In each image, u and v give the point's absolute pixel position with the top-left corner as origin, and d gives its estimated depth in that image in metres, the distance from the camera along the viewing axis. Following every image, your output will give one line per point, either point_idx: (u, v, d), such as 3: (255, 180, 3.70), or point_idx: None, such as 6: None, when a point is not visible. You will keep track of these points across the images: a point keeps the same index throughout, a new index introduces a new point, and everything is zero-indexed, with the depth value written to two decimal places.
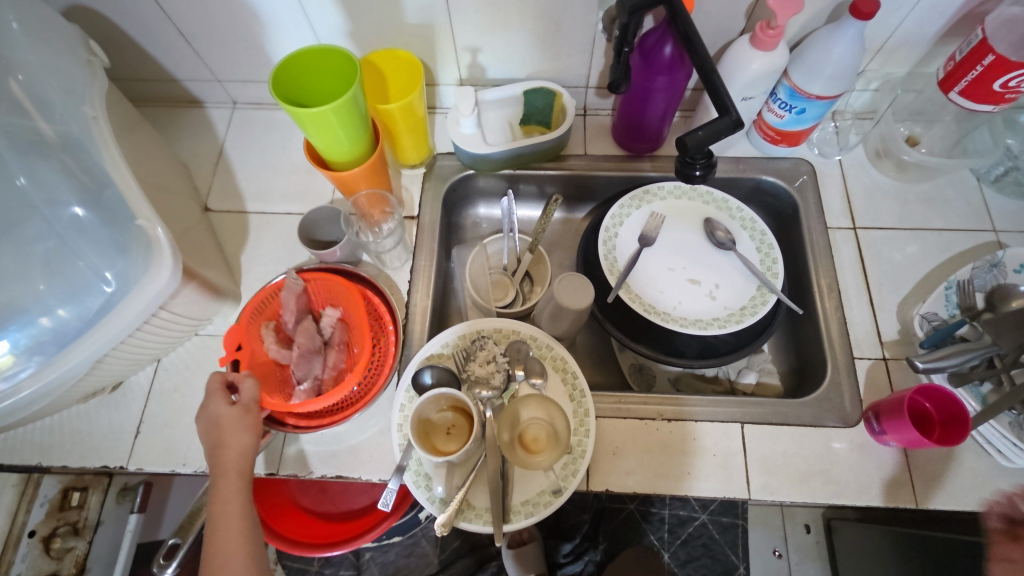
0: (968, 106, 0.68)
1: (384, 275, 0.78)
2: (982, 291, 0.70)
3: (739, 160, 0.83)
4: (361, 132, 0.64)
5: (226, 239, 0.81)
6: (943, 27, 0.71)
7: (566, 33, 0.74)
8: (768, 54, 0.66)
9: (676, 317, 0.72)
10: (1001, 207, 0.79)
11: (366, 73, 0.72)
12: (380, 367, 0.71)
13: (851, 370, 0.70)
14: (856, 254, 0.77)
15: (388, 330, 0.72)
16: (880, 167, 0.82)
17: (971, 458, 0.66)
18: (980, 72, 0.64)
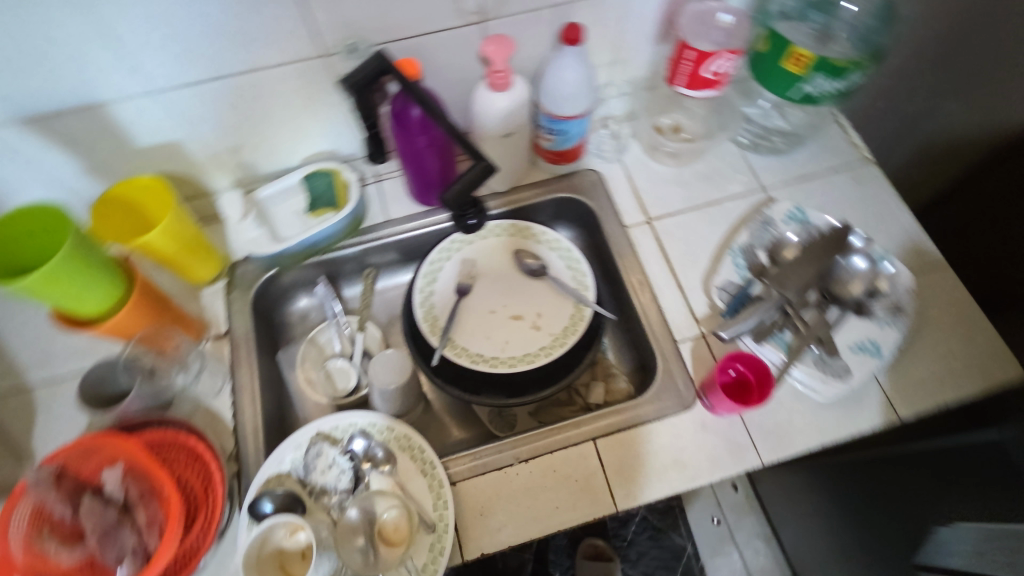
0: (696, 94, 0.75)
1: (202, 408, 0.72)
2: (763, 248, 0.79)
3: (536, 183, 0.86)
4: (107, 277, 0.60)
5: (9, 424, 0.71)
6: (656, 30, 0.78)
7: (325, 114, 0.75)
8: (506, 93, 0.70)
9: (507, 358, 0.73)
10: (764, 166, 0.88)
11: (113, 210, 0.68)
12: (212, 504, 0.63)
13: (678, 355, 0.74)
14: (657, 244, 0.82)
15: (208, 464, 0.64)
16: (657, 158, 0.89)
17: (795, 402, 0.71)
18: (689, 65, 0.71)
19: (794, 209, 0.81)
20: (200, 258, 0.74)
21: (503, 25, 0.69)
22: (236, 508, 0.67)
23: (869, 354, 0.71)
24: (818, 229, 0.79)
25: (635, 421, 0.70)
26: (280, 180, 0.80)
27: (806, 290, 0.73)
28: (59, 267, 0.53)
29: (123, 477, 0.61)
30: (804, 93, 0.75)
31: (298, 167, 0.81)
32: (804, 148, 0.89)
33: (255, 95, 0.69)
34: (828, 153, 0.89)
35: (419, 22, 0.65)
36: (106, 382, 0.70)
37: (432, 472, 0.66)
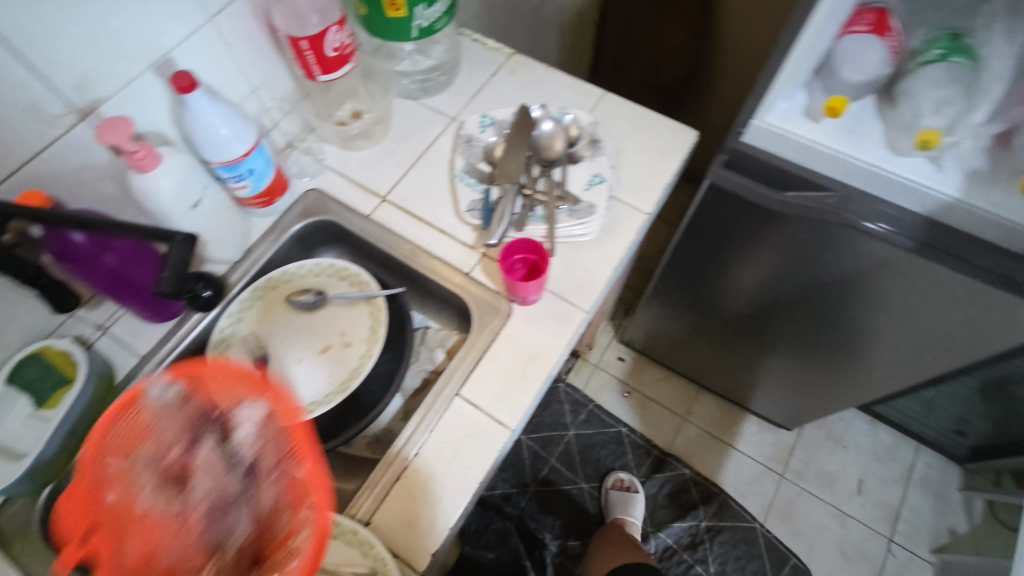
0: (339, 75, 0.79)
1: None
2: (481, 161, 0.87)
3: (268, 233, 0.85)
4: None
5: None
6: (271, 45, 0.81)
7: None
8: (161, 167, 0.66)
9: (340, 385, 0.71)
10: (441, 102, 0.97)
11: None
12: None
13: (475, 282, 0.80)
14: (402, 212, 0.87)
15: None
16: (357, 146, 0.93)
17: (577, 252, 0.81)
18: (312, 54, 0.74)
19: (483, 117, 0.90)
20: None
21: (112, 106, 0.65)
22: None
23: (599, 184, 0.84)
24: (507, 123, 0.89)
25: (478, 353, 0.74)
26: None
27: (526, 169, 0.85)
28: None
29: None
30: (420, 28, 0.83)
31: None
32: (459, 73, 1.00)
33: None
34: (476, 65, 1.01)
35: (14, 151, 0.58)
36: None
37: (342, 529, 0.62)
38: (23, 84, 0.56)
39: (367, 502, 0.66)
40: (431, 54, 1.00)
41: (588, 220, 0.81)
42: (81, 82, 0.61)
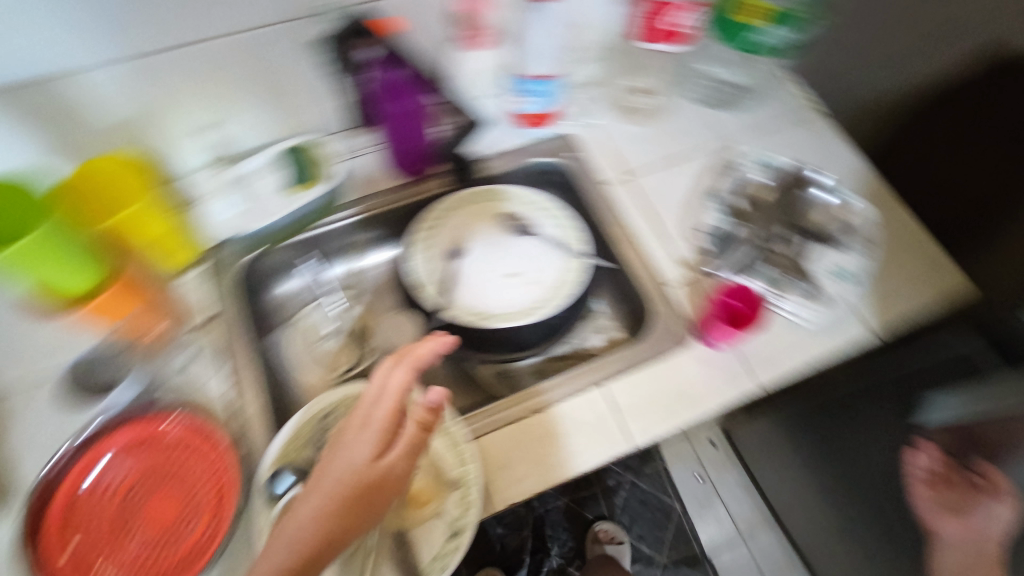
0: (655, 48, 0.87)
1: (193, 398, 0.67)
2: (724, 203, 0.82)
3: (506, 150, 0.84)
4: (89, 259, 0.60)
5: None
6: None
7: (290, 87, 0.74)
8: (478, 53, 0.82)
9: (505, 316, 0.73)
10: (731, 123, 0.88)
11: (70, 195, 0.62)
12: (216, 492, 0.60)
13: (665, 297, 0.75)
14: (636, 202, 0.81)
15: (210, 453, 0.62)
16: (633, 121, 0.87)
17: (785, 331, 0.73)
18: (654, 17, 0.82)
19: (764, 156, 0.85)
20: (178, 229, 0.69)
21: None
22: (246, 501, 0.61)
23: (844, 281, 0.76)
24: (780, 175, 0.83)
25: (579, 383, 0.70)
26: (245, 163, 0.76)
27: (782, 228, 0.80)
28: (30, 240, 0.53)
29: (131, 472, 0.61)
30: (770, 44, 0.85)
31: (275, 143, 0.78)
32: (762, 104, 0.90)
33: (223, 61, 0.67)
34: (789, 107, 0.90)
35: None
36: (88, 376, 0.66)
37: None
38: None
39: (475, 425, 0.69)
40: (744, 72, 0.92)
41: (806, 306, 0.73)
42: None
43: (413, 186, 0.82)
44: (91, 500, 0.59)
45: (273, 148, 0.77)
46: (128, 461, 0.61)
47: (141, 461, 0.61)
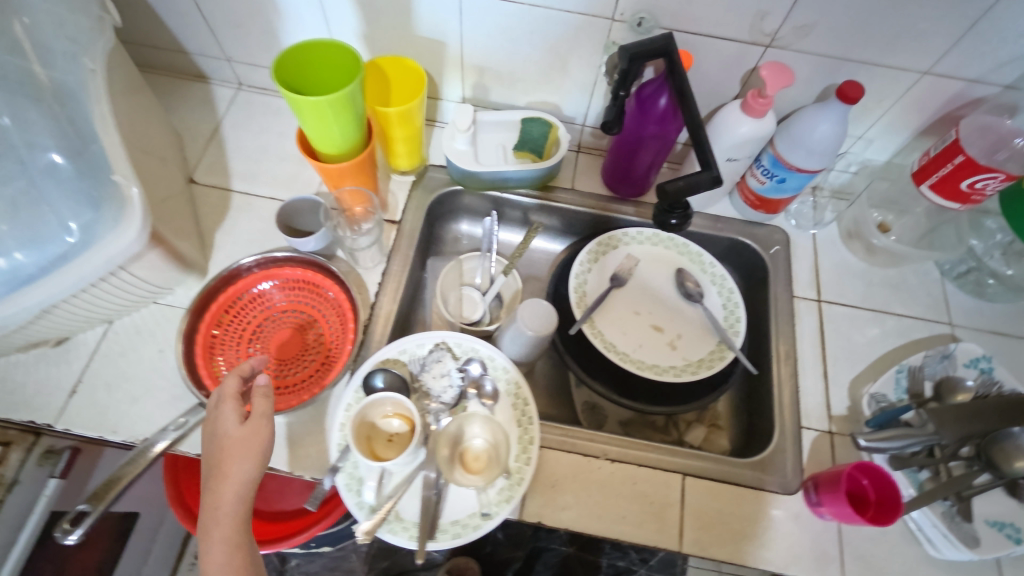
0: (937, 201, 0.70)
1: (354, 274, 0.76)
2: (932, 380, 0.72)
3: (720, 218, 0.85)
4: (356, 131, 0.65)
5: (204, 214, 0.80)
6: (923, 124, 0.73)
7: (570, 68, 0.76)
8: (756, 121, 0.68)
9: (635, 359, 0.71)
10: (961, 302, 0.81)
11: (370, 75, 0.73)
12: (334, 362, 0.70)
13: (797, 438, 0.70)
14: (818, 327, 0.78)
15: (347, 328, 0.71)
16: (851, 247, 0.84)
17: (902, 542, 0.66)
18: (950, 169, 0.66)
19: (979, 357, 0.73)
20: (421, 138, 0.78)
21: (873, 73, 0.67)
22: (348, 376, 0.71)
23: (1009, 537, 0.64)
24: (997, 389, 0.71)
25: (670, 463, 0.68)
26: (500, 113, 0.83)
27: (959, 440, 0.67)
28: (325, 103, 0.58)
29: (283, 306, 0.73)
30: None
31: (522, 108, 0.83)
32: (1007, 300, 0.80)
33: (530, 33, 0.72)
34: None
35: (706, 21, 0.65)
36: (294, 217, 0.75)
37: (514, 391, 0.69)
38: (841, 33, 0.63)
39: (552, 436, 0.69)
40: (1012, 262, 0.80)
41: (952, 542, 0.63)
42: (893, 41, 0.63)
43: (615, 202, 0.85)
44: (253, 304, 0.72)
45: (519, 111, 0.83)
46: (285, 295, 0.73)
47: (295, 297, 0.73)
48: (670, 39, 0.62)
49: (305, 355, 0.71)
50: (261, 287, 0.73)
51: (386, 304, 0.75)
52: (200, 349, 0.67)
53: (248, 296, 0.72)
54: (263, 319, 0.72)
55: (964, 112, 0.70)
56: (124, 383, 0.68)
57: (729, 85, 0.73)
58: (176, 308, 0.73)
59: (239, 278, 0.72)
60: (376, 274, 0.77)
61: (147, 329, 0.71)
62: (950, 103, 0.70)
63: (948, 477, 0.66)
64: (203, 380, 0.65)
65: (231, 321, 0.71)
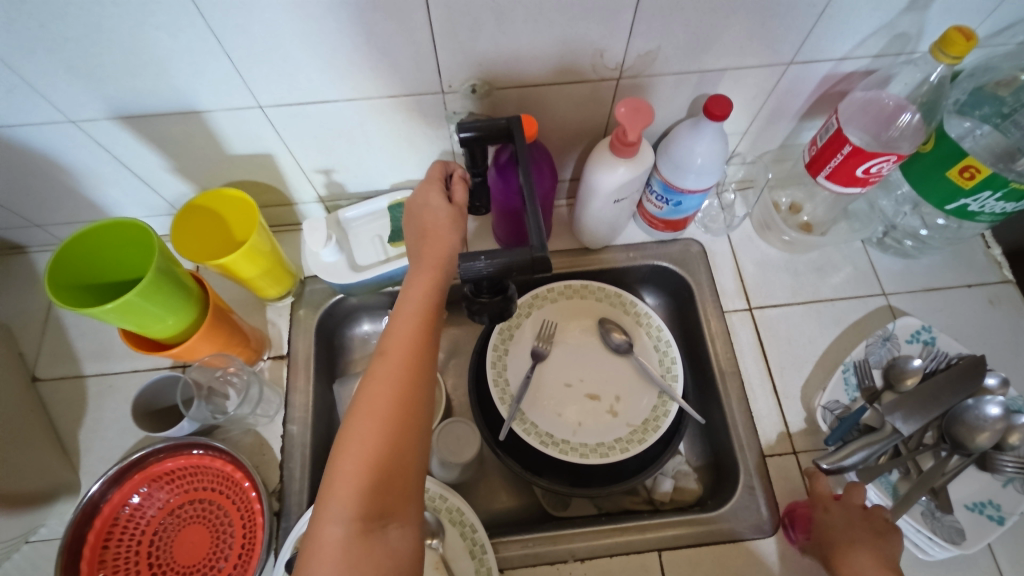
0: (837, 189, 0.65)
1: (253, 433, 0.68)
2: (879, 367, 0.68)
3: (630, 247, 0.79)
4: (189, 304, 0.56)
5: (60, 414, 0.69)
6: (805, 106, 0.68)
7: (423, 143, 0.67)
8: (630, 160, 0.62)
9: (578, 446, 0.65)
10: (887, 268, 0.77)
11: (196, 219, 0.63)
12: (251, 544, 0.61)
13: (764, 471, 0.66)
14: (755, 338, 0.74)
15: (251, 499, 0.62)
16: (767, 239, 0.79)
17: None
18: (841, 160, 0.61)
19: (919, 329, 0.69)
20: (281, 262, 0.69)
21: (738, 76, 0.62)
22: (273, 558, 0.62)
23: (992, 518, 0.61)
24: (946, 359, 0.68)
25: (642, 542, 0.63)
26: (366, 203, 0.74)
27: (922, 428, 0.65)
28: (131, 297, 0.48)
29: (169, 504, 0.63)
30: (959, 208, 0.64)
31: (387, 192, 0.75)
32: (930, 253, 0.78)
33: (360, 122, 0.62)
34: (966, 266, 0.77)
35: (548, 71, 0.58)
36: (159, 397, 0.65)
37: (458, 518, 0.62)
38: (692, 49, 0.57)
39: (512, 552, 0.63)
40: None
41: (940, 544, 0.60)
42: (749, 42, 0.57)
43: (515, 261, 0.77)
44: (139, 514, 0.62)
45: (384, 195, 0.74)
46: (168, 492, 0.63)
47: (182, 487, 0.63)
48: (515, 119, 0.55)
49: (217, 548, 0.62)
50: (137, 493, 0.62)
51: (295, 460, 0.66)
52: None
53: (126, 511, 0.62)
54: (157, 526, 0.62)
55: (843, 86, 0.65)
56: None
57: (595, 120, 0.66)
58: (54, 541, 0.63)
59: (106, 497, 0.61)
60: (277, 425, 0.69)
61: None
62: (825, 82, 0.64)
63: (920, 473, 0.63)
64: None
65: (115, 548, 0.60)
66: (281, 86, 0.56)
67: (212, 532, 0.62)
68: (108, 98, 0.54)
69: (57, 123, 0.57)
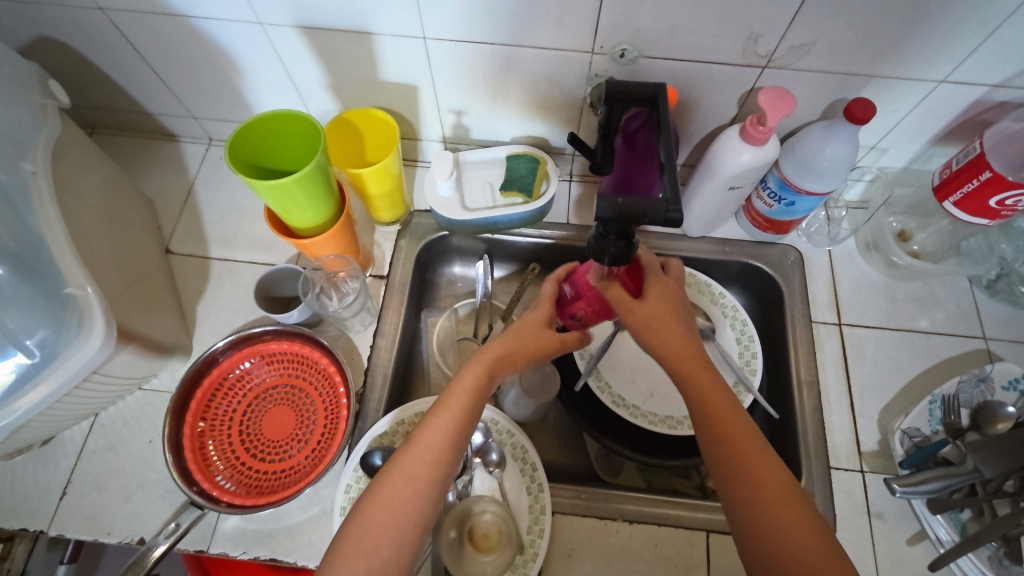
0: (963, 217, 0.64)
1: (345, 338, 0.73)
2: (968, 407, 0.67)
3: (727, 242, 0.80)
4: (328, 201, 0.61)
5: (184, 286, 0.76)
6: (943, 130, 0.67)
7: (555, 100, 0.70)
8: (757, 148, 0.63)
9: (647, 414, 0.67)
10: (993, 313, 0.75)
11: (342, 131, 0.69)
12: (332, 436, 0.66)
13: (827, 481, 0.66)
14: (840, 353, 0.73)
15: (339, 394, 0.67)
16: (869, 261, 0.78)
17: None
18: (976, 186, 0.61)
19: (1019, 377, 0.67)
20: (402, 188, 0.74)
21: (885, 85, 0.62)
22: (346, 452, 0.67)
23: None
24: None
25: (691, 519, 0.64)
26: (485, 150, 0.78)
27: (1005, 475, 0.62)
28: (290, 182, 0.54)
29: (267, 384, 0.69)
30: None
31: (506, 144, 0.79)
32: None
33: (505, 69, 0.66)
34: None
35: (699, 47, 0.59)
36: (276, 286, 0.71)
37: (521, 455, 0.65)
38: (849, 47, 0.57)
39: (564, 499, 0.66)
40: None
41: None
42: (908, 51, 0.57)
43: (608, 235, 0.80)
44: (240, 384, 0.68)
45: (503, 147, 0.78)
46: (269, 372, 0.69)
47: (280, 370, 0.69)
48: (662, 88, 0.57)
49: (301, 433, 0.67)
50: (242, 367, 0.68)
51: (379, 371, 0.71)
52: (188, 450, 0.63)
53: (231, 379, 0.68)
54: (254, 398, 0.68)
55: (990, 116, 0.64)
56: (117, 480, 0.66)
57: (727, 106, 0.67)
58: (163, 392, 0.70)
59: (217, 363, 0.67)
60: (367, 336, 0.74)
61: (135, 419, 0.69)
62: (974, 108, 0.63)
63: (993, 517, 0.61)
64: (194, 479, 0.62)
65: (217, 409, 0.67)
66: (448, 20, 0.60)
67: (299, 416, 0.68)
68: (296, 6, 0.60)
69: (246, 21, 0.63)
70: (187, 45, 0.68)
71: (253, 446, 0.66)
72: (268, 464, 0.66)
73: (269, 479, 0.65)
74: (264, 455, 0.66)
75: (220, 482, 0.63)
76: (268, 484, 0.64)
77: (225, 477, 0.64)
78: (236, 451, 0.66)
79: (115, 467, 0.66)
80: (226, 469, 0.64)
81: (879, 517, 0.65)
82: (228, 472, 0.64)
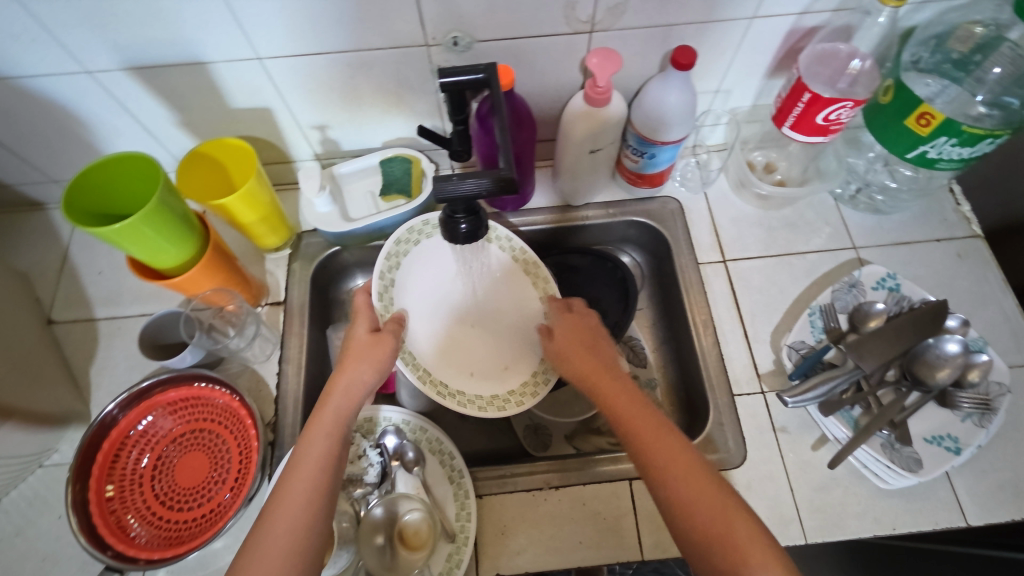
0: (802, 139, 0.69)
1: (250, 371, 0.73)
2: (845, 312, 0.71)
3: (610, 204, 0.83)
4: (190, 234, 0.60)
5: (73, 353, 0.74)
6: (770, 65, 0.72)
7: (411, 98, 0.72)
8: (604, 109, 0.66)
9: (471, 399, 0.67)
10: (859, 222, 0.80)
11: (200, 163, 0.68)
12: (247, 468, 0.65)
13: (733, 410, 0.70)
14: (728, 288, 0.77)
15: (247, 425, 0.66)
16: (742, 197, 0.83)
17: (851, 483, 0.66)
18: (802, 108, 0.65)
19: (885, 276, 0.72)
20: (279, 210, 0.74)
21: (703, 31, 0.66)
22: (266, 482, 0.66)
23: (948, 449, 0.63)
24: (909, 303, 0.71)
25: (615, 472, 0.67)
26: (358, 160, 0.78)
27: (883, 366, 0.66)
28: (137, 224, 0.52)
29: (172, 432, 0.67)
30: (920, 156, 0.67)
31: (379, 150, 0.80)
32: (902, 208, 0.81)
33: (351, 76, 0.67)
34: (934, 221, 0.80)
35: (523, 23, 0.62)
36: (162, 333, 0.71)
37: (438, 448, 0.66)
38: (659, 2, 0.61)
39: (491, 480, 0.67)
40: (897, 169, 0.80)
41: (897, 472, 0.63)
42: None
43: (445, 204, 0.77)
44: (144, 438, 0.67)
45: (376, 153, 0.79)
46: (171, 421, 0.68)
47: (182, 416, 0.68)
48: (494, 66, 0.54)
49: (216, 473, 0.66)
50: (141, 421, 0.67)
51: (289, 397, 0.70)
52: (97, 517, 0.61)
53: (133, 435, 0.66)
54: (160, 451, 0.67)
55: (805, 43, 0.69)
56: (30, 563, 0.63)
57: (571, 75, 0.70)
58: (66, 465, 0.68)
59: (113, 422, 0.65)
60: (272, 365, 0.73)
61: (40, 498, 0.66)
62: (790, 38, 0.68)
63: (880, 407, 0.65)
64: (107, 546, 0.60)
65: (122, 468, 0.65)
66: (277, 38, 0.60)
67: (211, 458, 0.67)
68: (121, 48, 0.59)
69: (73, 73, 0.62)
70: (21, 108, 0.66)
71: (167, 499, 0.65)
72: (186, 512, 0.64)
73: (191, 526, 0.63)
74: (181, 504, 0.65)
75: (137, 540, 0.62)
76: (189, 532, 0.63)
77: (144, 534, 0.62)
78: (150, 506, 0.64)
79: (26, 552, 0.64)
80: (143, 527, 0.63)
81: (785, 431, 0.69)
82: (147, 528, 0.63)
